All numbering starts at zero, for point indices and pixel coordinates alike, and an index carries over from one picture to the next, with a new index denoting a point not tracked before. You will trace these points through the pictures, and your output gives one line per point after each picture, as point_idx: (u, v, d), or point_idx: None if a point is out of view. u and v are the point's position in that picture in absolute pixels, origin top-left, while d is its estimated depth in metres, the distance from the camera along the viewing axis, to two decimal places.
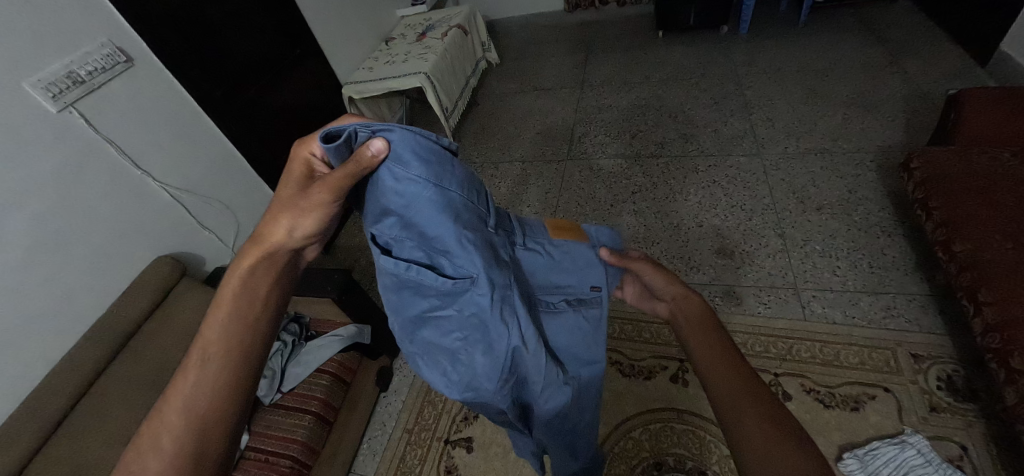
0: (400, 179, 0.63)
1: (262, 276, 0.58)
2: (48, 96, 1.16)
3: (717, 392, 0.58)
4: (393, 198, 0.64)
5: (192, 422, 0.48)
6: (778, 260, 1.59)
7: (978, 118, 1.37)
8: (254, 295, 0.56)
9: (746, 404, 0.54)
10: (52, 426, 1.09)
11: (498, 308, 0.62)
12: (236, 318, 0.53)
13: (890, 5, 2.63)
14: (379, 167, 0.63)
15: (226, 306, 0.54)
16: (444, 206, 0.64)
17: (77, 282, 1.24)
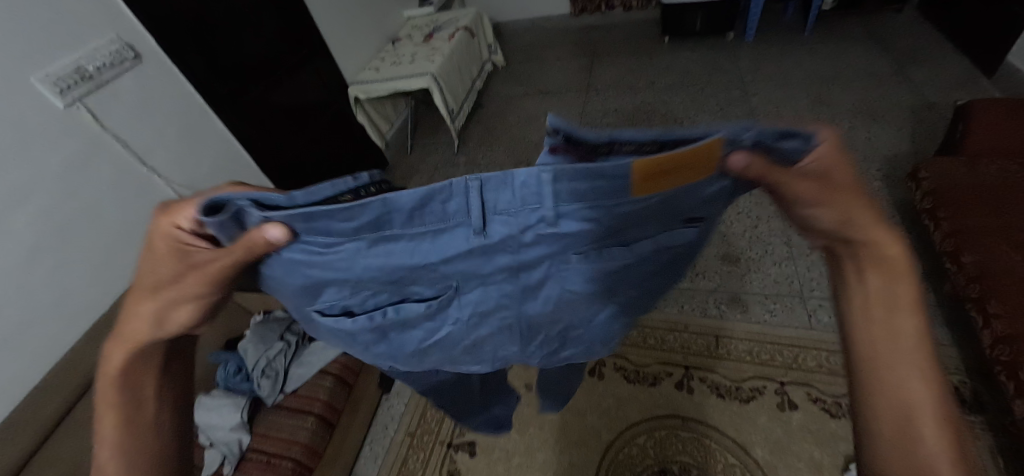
0: (323, 248, 0.43)
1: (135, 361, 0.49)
2: (56, 91, 1.15)
3: (885, 375, 0.38)
4: (321, 265, 0.45)
5: None
6: (783, 268, 1.59)
7: (989, 130, 1.37)
8: (142, 398, 0.49)
9: (928, 410, 0.36)
10: (53, 424, 1.10)
11: (519, 301, 0.49)
12: (126, 429, 0.47)
13: (895, 14, 2.64)
14: (288, 245, 0.45)
15: (113, 422, 0.47)
16: (404, 250, 0.43)
17: (80, 279, 1.23)
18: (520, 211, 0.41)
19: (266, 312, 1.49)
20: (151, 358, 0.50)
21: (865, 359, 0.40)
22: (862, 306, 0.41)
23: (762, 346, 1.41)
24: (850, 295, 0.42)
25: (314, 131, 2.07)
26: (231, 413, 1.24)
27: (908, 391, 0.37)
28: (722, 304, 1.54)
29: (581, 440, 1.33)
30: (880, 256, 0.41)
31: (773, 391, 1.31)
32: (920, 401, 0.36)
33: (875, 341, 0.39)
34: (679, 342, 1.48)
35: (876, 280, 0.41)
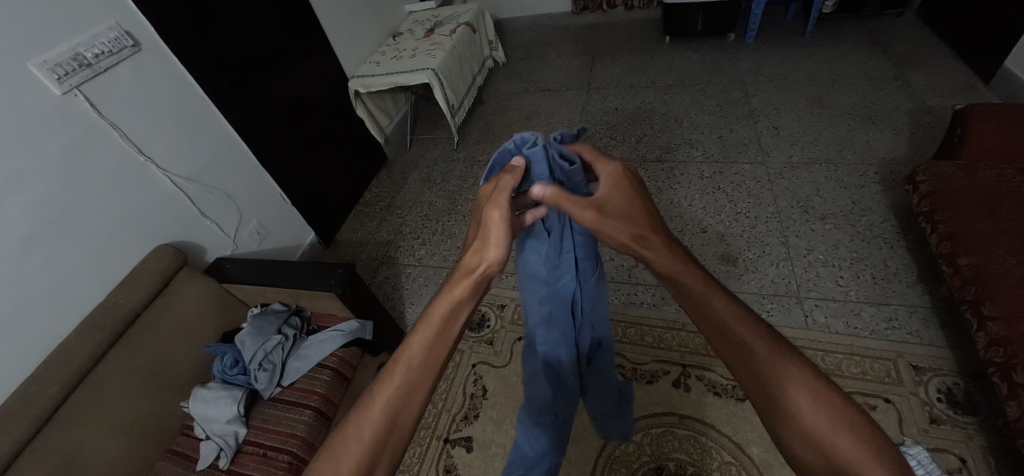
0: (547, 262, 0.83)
1: (431, 346, 0.55)
2: (54, 78, 1.14)
3: (800, 429, 0.47)
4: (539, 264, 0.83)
5: (388, 421, 0.51)
6: (780, 268, 1.60)
7: (987, 137, 1.38)
8: (455, 314, 0.58)
9: (850, 447, 0.45)
10: (44, 418, 1.07)
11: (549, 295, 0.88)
12: (435, 338, 0.55)
13: (895, 19, 2.65)
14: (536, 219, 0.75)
15: (431, 324, 0.56)
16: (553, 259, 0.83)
17: (77, 267, 1.22)
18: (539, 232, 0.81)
19: (263, 305, 1.49)
20: (442, 352, 0.56)
21: (747, 370, 0.51)
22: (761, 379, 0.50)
23: None
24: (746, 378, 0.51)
25: (313, 124, 2.05)
26: (228, 405, 1.24)
27: (825, 430, 0.46)
28: None
29: (579, 436, 1.33)
30: (741, 326, 0.52)
31: None
32: (841, 438, 0.45)
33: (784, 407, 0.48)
34: (677, 340, 1.49)
35: (754, 341, 0.51)
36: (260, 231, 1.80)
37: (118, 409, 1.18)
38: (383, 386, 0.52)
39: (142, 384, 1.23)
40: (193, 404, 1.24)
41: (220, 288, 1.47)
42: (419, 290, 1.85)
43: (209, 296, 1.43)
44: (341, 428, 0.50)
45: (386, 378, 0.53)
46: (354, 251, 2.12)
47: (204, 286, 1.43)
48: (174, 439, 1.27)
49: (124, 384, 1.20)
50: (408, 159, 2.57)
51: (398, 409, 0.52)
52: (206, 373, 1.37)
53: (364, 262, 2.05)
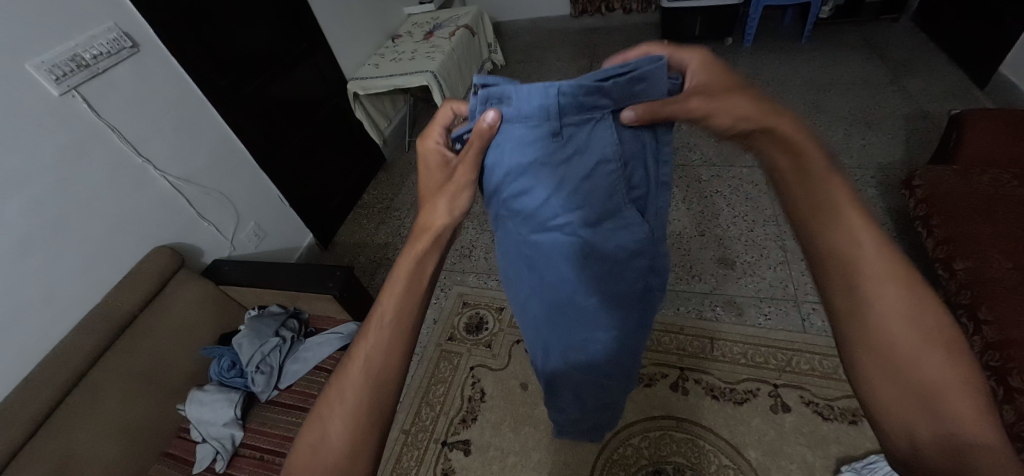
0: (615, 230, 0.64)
1: (403, 304, 0.56)
2: (51, 79, 1.14)
3: (891, 352, 0.46)
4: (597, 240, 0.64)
5: (374, 374, 0.52)
6: (778, 272, 1.60)
7: (983, 142, 1.39)
8: (420, 270, 0.60)
9: (947, 386, 0.44)
10: (39, 421, 1.07)
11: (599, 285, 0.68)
12: (407, 292, 0.57)
13: (892, 25, 2.67)
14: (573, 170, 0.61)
15: (398, 283, 0.57)
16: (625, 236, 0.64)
17: (74, 268, 1.21)
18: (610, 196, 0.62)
19: (261, 308, 1.49)
20: (416, 309, 0.57)
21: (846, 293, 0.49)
22: (859, 296, 0.48)
23: (756, 349, 1.42)
24: (842, 292, 0.49)
25: (312, 126, 2.05)
26: (225, 407, 1.24)
27: (909, 351, 0.45)
28: (718, 306, 1.55)
29: None
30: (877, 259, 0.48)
31: (767, 394, 1.32)
32: (931, 362, 0.45)
33: (871, 329, 0.47)
34: (674, 343, 1.49)
35: (879, 268, 0.48)
36: (258, 232, 1.79)
37: (114, 411, 1.17)
38: (356, 352, 0.53)
39: (140, 386, 1.23)
40: (189, 407, 1.24)
41: (217, 290, 1.46)
42: None
43: (207, 297, 1.43)
44: (327, 394, 0.52)
45: (360, 341, 0.54)
46: (352, 253, 2.11)
47: (201, 288, 1.42)
48: (169, 442, 1.26)
49: (120, 386, 1.19)
50: (406, 161, 2.57)
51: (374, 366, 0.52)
52: (203, 376, 1.36)
53: (363, 264, 2.05)
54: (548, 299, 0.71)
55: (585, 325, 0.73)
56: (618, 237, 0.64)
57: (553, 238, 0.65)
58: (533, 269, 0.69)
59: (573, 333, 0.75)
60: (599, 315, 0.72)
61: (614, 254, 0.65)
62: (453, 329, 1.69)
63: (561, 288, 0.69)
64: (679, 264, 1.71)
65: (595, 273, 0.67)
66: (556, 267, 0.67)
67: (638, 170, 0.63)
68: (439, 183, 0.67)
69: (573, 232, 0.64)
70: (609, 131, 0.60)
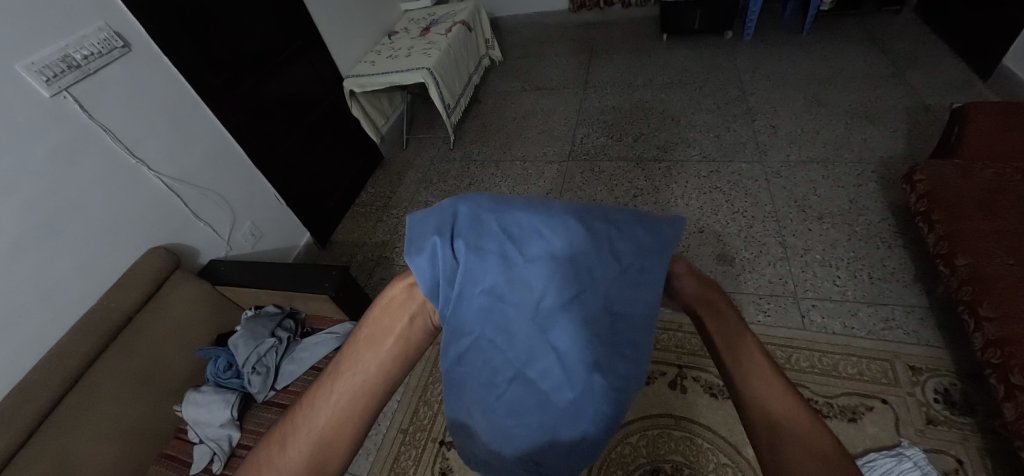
0: (506, 281, 0.58)
1: (376, 375, 0.60)
2: (43, 80, 1.13)
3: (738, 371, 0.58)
4: (501, 300, 0.59)
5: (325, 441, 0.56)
6: (778, 268, 1.59)
7: (984, 134, 1.37)
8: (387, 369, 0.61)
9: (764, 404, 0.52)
10: (35, 424, 1.06)
11: (491, 341, 0.59)
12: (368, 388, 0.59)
13: (893, 16, 2.64)
14: (524, 232, 0.59)
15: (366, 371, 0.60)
16: (540, 319, 0.57)
17: (68, 270, 1.20)
18: (570, 276, 0.57)
19: (257, 309, 1.49)
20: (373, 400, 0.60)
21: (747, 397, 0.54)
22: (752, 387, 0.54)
23: None
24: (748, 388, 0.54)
25: (307, 124, 2.04)
26: (221, 409, 1.24)
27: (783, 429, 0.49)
28: None
29: None
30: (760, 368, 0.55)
31: None
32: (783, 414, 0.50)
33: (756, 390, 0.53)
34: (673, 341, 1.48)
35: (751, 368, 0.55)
36: (254, 232, 1.78)
37: (111, 412, 1.17)
38: (317, 413, 0.57)
39: (136, 387, 1.23)
40: (187, 408, 1.24)
41: (213, 291, 1.46)
42: None
43: (202, 298, 1.43)
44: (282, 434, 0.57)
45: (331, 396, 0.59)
46: (350, 252, 2.11)
47: (196, 289, 1.42)
48: (167, 443, 1.27)
49: (116, 388, 1.19)
50: (403, 159, 2.56)
51: (333, 425, 0.57)
52: (199, 377, 1.36)
53: (360, 263, 2.04)
54: (481, 289, 0.59)
55: (507, 395, 0.58)
56: (549, 293, 0.57)
57: (528, 227, 0.59)
58: (472, 254, 0.58)
59: (491, 400, 0.59)
60: (539, 387, 0.57)
61: (583, 305, 0.57)
62: None
63: (504, 309, 0.58)
64: None
65: (579, 323, 0.56)
66: (490, 261, 0.58)
67: (589, 262, 0.57)
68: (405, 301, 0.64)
69: (563, 231, 0.58)
70: (571, 231, 0.58)
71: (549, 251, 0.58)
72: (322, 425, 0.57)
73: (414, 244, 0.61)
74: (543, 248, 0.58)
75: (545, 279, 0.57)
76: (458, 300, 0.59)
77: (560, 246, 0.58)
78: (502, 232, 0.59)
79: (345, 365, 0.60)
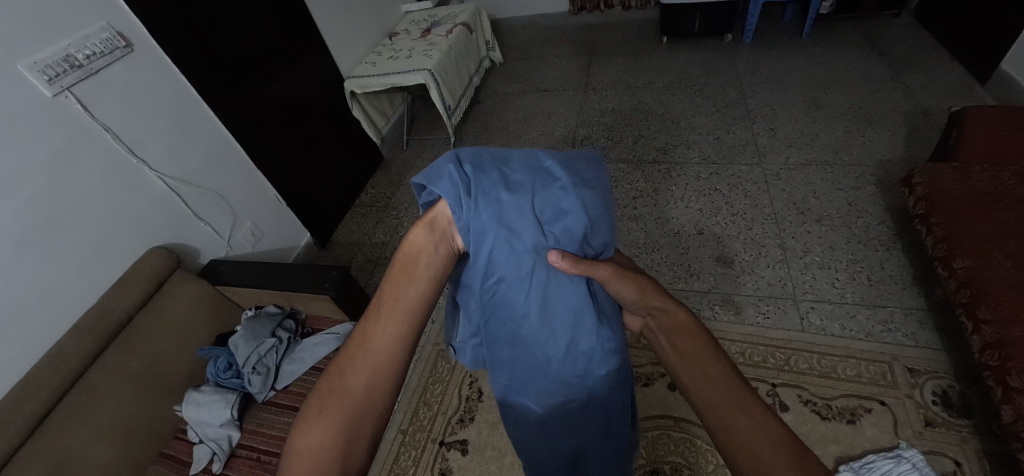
0: (506, 191, 0.65)
1: (417, 302, 0.59)
2: (45, 80, 1.13)
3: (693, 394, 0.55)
4: (508, 209, 0.65)
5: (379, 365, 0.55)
6: (777, 270, 1.60)
7: (982, 138, 1.38)
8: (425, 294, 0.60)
9: (745, 430, 0.49)
10: (34, 423, 1.06)
11: (506, 253, 0.65)
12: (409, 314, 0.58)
13: (892, 20, 2.65)
14: (509, 162, 0.68)
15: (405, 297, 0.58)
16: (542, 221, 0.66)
17: (68, 269, 1.20)
18: (551, 186, 0.68)
19: (257, 309, 1.49)
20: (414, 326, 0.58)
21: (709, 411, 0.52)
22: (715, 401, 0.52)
23: (754, 348, 1.41)
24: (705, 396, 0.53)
25: (308, 125, 2.04)
26: (222, 409, 1.24)
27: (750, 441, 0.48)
28: (716, 305, 1.55)
29: None
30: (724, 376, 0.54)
31: (766, 393, 1.32)
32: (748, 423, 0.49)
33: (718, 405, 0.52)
34: None
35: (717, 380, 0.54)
36: (254, 232, 1.78)
37: (111, 411, 1.17)
38: (365, 343, 0.55)
39: (137, 387, 1.23)
40: (186, 407, 1.24)
41: (214, 290, 1.46)
42: None
43: (203, 297, 1.43)
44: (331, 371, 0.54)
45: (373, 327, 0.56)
46: (349, 253, 2.11)
47: (196, 288, 1.41)
48: (167, 442, 1.27)
49: (116, 388, 1.19)
50: (403, 160, 2.56)
51: (384, 350, 0.55)
52: (199, 376, 1.36)
53: (360, 263, 2.04)
54: (492, 203, 0.64)
55: (532, 288, 0.66)
56: (545, 202, 0.67)
57: (509, 156, 0.69)
58: (476, 173, 0.65)
59: (524, 298, 0.66)
60: (563, 282, 0.66)
61: (575, 207, 0.67)
62: None
63: (513, 215, 0.65)
64: (678, 262, 1.70)
65: (571, 219, 0.67)
66: (493, 178, 0.65)
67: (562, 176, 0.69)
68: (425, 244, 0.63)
69: (531, 157, 0.70)
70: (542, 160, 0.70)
71: (530, 172, 0.68)
72: (381, 347, 0.55)
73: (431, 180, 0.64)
74: (526, 170, 0.68)
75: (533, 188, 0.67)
76: (478, 208, 0.63)
77: (539, 167, 0.69)
78: (493, 160, 0.67)
79: (385, 297, 0.58)
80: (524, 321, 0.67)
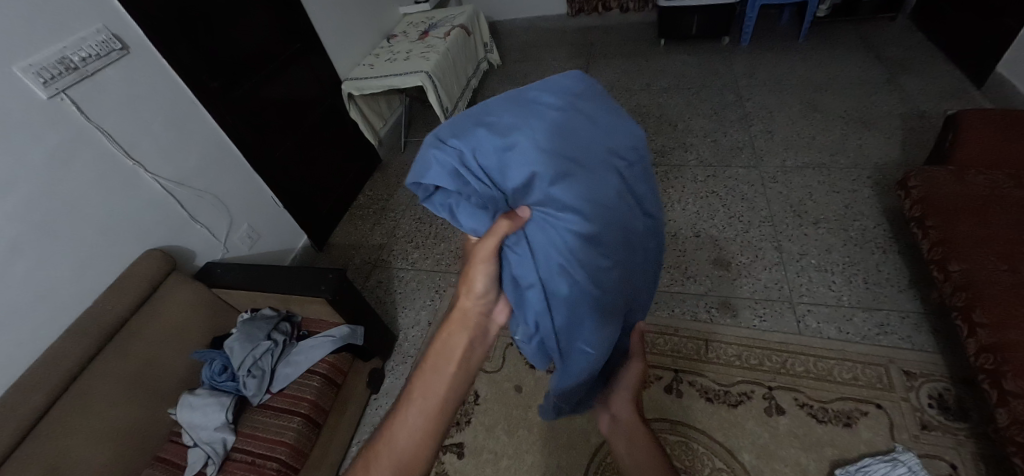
0: (507, 145, 0.63)
1: (460, 356, 0.66)
2: (39, 82, 1.13)
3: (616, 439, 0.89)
4: (523, 160, 0.62)
5: (426, 418, 0.62)
6: (773, 272, 1.60)
7: (976, 141, 1.38)
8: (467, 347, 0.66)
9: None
10: (27, 427, 1.06)
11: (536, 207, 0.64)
12: (456, 367, 0.65)
13: (889, 23, 2.66)
14: (492, 118, 0.65)
15: (453, 351, 0.65)
16: (561, 156, 0.63)
17: (63, 271, 1.20)
18: (543, 120, 0.65)
19: (254, 311, 1.49)
20: (456, 382, 0.64)
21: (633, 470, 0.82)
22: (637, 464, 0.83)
23: (751, 351, 1.41)
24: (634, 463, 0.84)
25: (305, 127, 2.04)
26: (216, 412, 1.23)
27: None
28: (712, 308, 1.55)
29: (569, 442, 1.32)
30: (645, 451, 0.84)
31: (762, 396, 1.32)
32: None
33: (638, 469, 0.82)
34: (668, 345, 1.48)
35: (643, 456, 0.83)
36: (251, 234, 1.78)
37: (106, 414, 1.16)
38: (413, 395, 0.63)
39: (132, 390, 1.22)
40: (180, 411, 1.23)
41: (209, 292, 1.46)
42: (412, 294, 1.84)
43: (199, 299, 1.42)
44: (388, 424, 0.62)
45: (420, 380, 0.63)
46: (347, 255, 2.11)
47: (193, 290, 1.41)
48: (161, 446, 1.25)
49: (111, 391, 1.18)
50: (401, 162, 2.57)
51: (429, 403, 0.62)
52: (194, 380, 1.36)
53: (357, 265, 2.04)
54: (501, 162, 0.63)
55: (572, 236, 0.64)
56: (556, 143, 0.63)
57: (493, 115, 0.66)
58: (468, 139, 0.65)
59: (576, 246, 0.64)
60: (600, 211, 0.65)
61: (575, 132, 0.66)
62: None
63: (531, 167, 0.62)
64: (675, 265, 1.70)
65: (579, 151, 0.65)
66: (488, 140, 0.64)
67: (550, 112, 0.66)
68: (483, 295, 0.68)
69: (511, 108, 0.66)
70: (525, 103, 0.67)
71: (516, 118, 0.65)
72: (430, 402, 0.62)
73: (427, 166, 0.65)
74: (512, 121, 0.65)
75: (531, 133, 0.63)
76: (495, 171, 0.64)
77: (523, 112, 0.66)
78: (475, 124, 0.66)
79: (435, 353, 0.65)
80: (570, 271, 0.66)
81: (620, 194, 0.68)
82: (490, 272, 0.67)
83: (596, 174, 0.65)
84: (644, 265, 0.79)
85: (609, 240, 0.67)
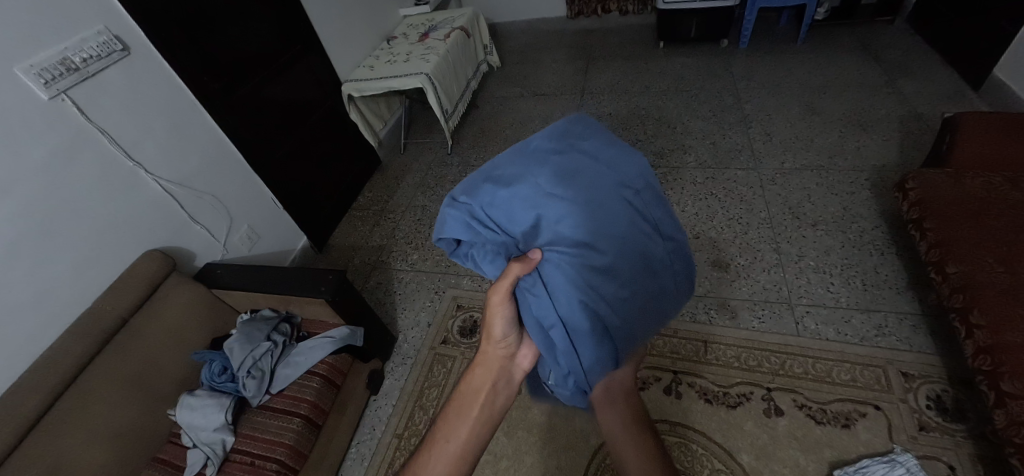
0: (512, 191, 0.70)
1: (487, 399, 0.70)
2: (41, 83, 1.13)
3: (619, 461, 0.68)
4: (526, 203, 0.69)
5: (460, 454, 0.65)
6: (772, 274, 1.60)
7: (974, 143, 1.39)
8: (493, 392, 0.71)
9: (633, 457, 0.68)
10: (26, 428, 1.05)
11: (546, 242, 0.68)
12: (485, 408, 0.69)
13: (887, 26, 2.68)
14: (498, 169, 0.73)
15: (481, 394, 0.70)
16: (563, 192, 0.68)
17: (63, 271, 1.20)
18: (543, 162, 0.71)
19: (253, 312, 1.49)
20: (486, 422, 0.68)
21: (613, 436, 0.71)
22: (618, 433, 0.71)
23: (750, 352, 1.42)
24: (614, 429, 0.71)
25: (305, 128, 2.04)
26: (216, 413, 1.23)
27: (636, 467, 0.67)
28: (711, 309, 1.55)
29: (568, 442, 1.32)
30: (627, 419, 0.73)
31: (761, 397, 1.32)
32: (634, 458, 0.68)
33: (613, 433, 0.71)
34: (668, 347, 1.48)
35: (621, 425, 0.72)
36: (251, 235, 1.78)
37: (105, 414, 1.16)
38: (447, 430, 0.67)
39: (131, 390, 1.22)
40: (180, 412, 1.23)
41: (210, 294, 1.45)
42: (411, 295, 1.85)
43: (199, 300, 1.42)
44: (419, 457, 0.65)
45: (453, 418, 0.68)
46: (346, 256, 2.11)
47: (192, 291, 1.41)
48: (161, 447, 1.25)
49: (110, 391, 1.18)
50: (401, 164, 2.57)
51: (461, 439, 0.66)
52: (193, 381, 1.36)
53: (357, 266, 2.05)
54: (507, 208, 0.70)
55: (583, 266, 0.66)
56: (555, 184, 0.69)
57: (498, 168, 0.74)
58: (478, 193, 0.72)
59: (590, 277, 0.66)
60: (608, 237, 0.68)
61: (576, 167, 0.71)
62: (447, 332, 1.68)
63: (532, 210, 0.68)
64: None
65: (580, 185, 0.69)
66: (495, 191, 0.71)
67: (550, 155, 0.72)
68: (503, 344, 0.72)
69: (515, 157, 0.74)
70: (527, 149, 0.74)
71: (519, 165, 0.72)
72: (462, 439, 0.66)
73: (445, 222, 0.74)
74: (515, 169, 0.72)
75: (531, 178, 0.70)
76: (502, 217, 0.70)
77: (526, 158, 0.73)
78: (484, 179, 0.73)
79: (464, 394, 0.70)
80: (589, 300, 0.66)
81: (632, 222, 0.70)
82: (507, 316, 0.70)
83: (599, 203, 0.69)
84: (675, 292, 0.75)
85: (624, 268, 0.68)
